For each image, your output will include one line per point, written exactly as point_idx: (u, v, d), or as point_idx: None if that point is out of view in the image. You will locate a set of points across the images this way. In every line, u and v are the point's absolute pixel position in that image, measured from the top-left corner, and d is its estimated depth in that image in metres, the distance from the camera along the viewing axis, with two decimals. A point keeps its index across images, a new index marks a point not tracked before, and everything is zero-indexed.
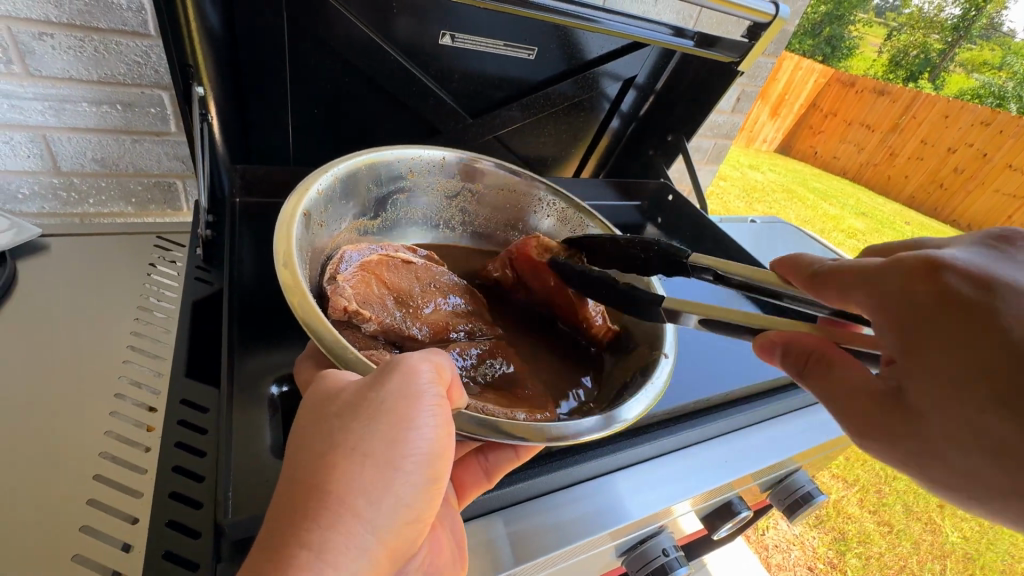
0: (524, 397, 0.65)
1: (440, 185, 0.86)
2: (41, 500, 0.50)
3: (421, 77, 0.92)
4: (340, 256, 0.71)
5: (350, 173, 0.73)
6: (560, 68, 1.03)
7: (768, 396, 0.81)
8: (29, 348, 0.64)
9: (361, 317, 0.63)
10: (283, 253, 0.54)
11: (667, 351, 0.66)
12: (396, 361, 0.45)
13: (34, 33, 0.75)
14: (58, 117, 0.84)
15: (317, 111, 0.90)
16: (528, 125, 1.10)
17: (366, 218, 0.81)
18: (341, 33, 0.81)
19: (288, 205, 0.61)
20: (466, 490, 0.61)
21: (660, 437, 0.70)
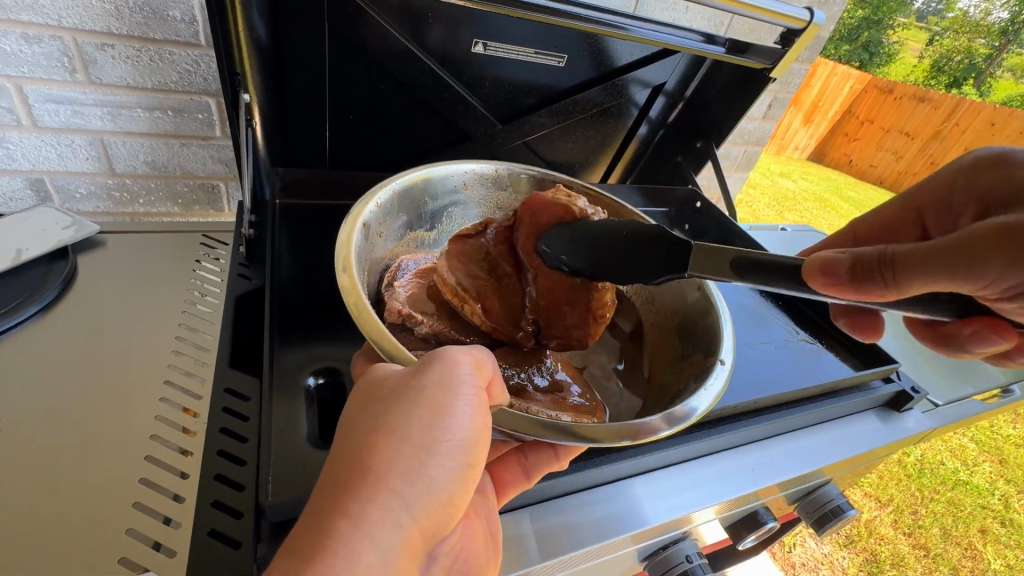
0: (571, 404, 0.65)
1: (495, 198, 0.85)
2: (96, 479, 0.54)
3: (453, 84, 0.95)
4: (398, 266, 0.75)
5: (408, 188, 0.75)
6: (589, 75, 1.04)
7: (798, 406, 0.79)
8: (89, 338, 0.68)
9: (413, 320, 0.67)
10: (343, 259, 0.57)
11: (724, 357, 0.63)
12: (438, 354, 0.49)
13: (97, 44, 0.81)
14: (115, 122, 0.89)
15: (352, 116, 0.93)
16: (557, 132, 1.12)
17: (421, 229, 0.82)
18: (377, 42, 0.84)
19: (342, 232, 0.61)
20: (505, 487, 0.62)
21: (684, 444, 0.70)
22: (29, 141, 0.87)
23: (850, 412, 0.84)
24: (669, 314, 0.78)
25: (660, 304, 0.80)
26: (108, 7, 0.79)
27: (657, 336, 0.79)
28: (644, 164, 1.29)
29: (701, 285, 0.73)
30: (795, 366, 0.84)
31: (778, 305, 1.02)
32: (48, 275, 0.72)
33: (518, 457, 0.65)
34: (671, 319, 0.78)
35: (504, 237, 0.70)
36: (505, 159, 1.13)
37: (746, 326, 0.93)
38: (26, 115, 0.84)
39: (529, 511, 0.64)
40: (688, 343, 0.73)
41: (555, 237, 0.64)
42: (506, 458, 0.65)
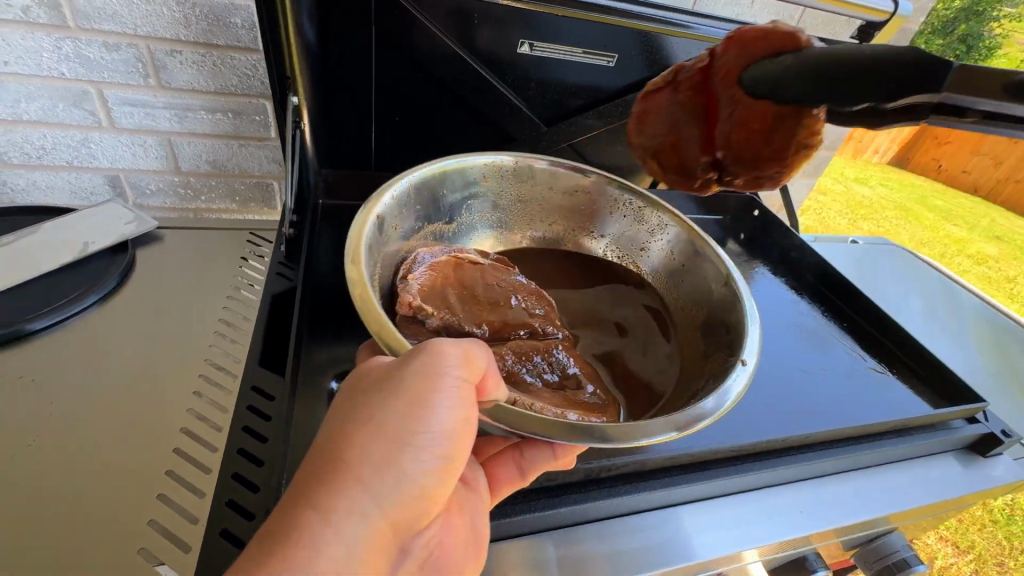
0: (582, 401, 0.59)
1: (515, 190, 0.84)
2: (127, 469, 0.57)
3: (498, 85, 0.93)
4: (414, 258, 0.70)
5: (426, 180, 0.74)
6: (647, 73, 0.98)
7: (861, 444, 0.71)
8: (139, 328, 0.72)
9: (425, 313, 0.61)
10: (353, 250, 0.56)
11: (746, 357, 0.58)
12: (423, 345, 0.47)
13: (167, 50, 0.87)
14: (181, 123, 0.95)
15: (398, 118, 0.94)
16: (608, 134, 1.07)
17: (440, 222, 0.79)
18: (425, 45, 0.85)
19: (353, 231, 0.59)
20: (497, 485, 0.60)
21: (724, 476, 0.64)
22: (108, 141, 0.94)
23: (928, 453, 0.75)
24: (693, 308, 0.75)
25: (682, 300, 0.78)
26: (177, 16, 0.84)
27: (678, 330, 0.76)
28: None
29: (727, 280, 0.69)
30: (852, 400, 0.77)
31: (844, 328, 0.93)
32: (109, 268, 0.77)
33: (515, 453, 0.63)
34: (695, 314, 0.74)
35: (696, 81, 0.61)
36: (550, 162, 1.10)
37: (801, 348, 0.86)
38: (105, 117, 0.91)
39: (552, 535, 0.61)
40: (713, 340, 0.68)
41: (770, 65, 0.52)
42: (503, 453, 0.64)
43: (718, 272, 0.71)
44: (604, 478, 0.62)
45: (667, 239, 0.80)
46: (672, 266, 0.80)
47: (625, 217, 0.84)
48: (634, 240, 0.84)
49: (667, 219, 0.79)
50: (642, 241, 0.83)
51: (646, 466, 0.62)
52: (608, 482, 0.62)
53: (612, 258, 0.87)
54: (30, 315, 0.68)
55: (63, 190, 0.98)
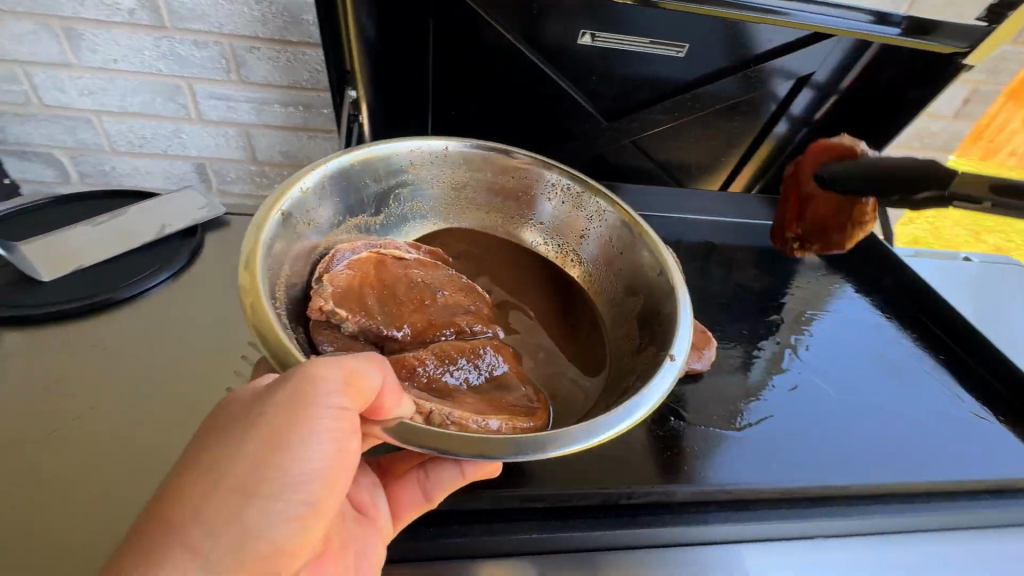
0: (509, 404, 0.55)
1: (448, 178, 0.77)
2: (170, 441, 0.63)
3: (557, 79, 0.90)
4: (333, 254, 0.64)
5: (342, 171, 0.67)
6: (727, 62, 0.91)
7: (914, 501, 0.67)
8: (200, 308, 0.79)
9: (338, 317, 0.56)
10: (248, 253, 0.52)
11: (674, 352, 0.54)
12: (301, 369, 0.41)
13: (247, 47, 0.93)
14: (259, 115, 1.01)
15: (455, 112, 0.94)
16: (675, 130, 1.01)
17: (364, 215, 0.72)
18: (482, 38, 0.84)
19: (247, 238, 0.53)
20: (401, 511, 0.55)
21: (755, 525, 0.62)
22: (198, 132, 1.03)
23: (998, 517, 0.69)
24: (628, 298, 0.70)
25: (619, 291, 0.72)
26: (256, 14, 0.89)
27: (614, 325, 0.71)
28: (771, 175, 1.13)
29: (661, 267, 0.65)
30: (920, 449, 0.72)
31: (941, 360, 0.89)
32: (182, 248, 0.84)
33: (418, 476, 0.56)
34: (630, 305, 0.69)
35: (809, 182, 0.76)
36: (609, 159, 1.05)
37: (889, 386, 0.81)
38: (195, 110, 1.00)
39: (572, 556, 0.59)
40: (646, 332, 0.64)
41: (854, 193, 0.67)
42: (405, 475, 0.57)
43: (654, 261, 0.66)
44: (622, 510, 0.60)
45: (604, 227, 0.74)
46: (608, 254, 0.74)
47: (560, 204, 0.77)
48: (572, 229, 0.77)
49: (604, 206, 0.73)
50: (579, 229, 0.77)
51: (672, 498, 0.61)
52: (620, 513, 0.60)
53: (549, 249, 0.79)
54: (126, 283, 0.76)
55: (159, 176, 1.09)
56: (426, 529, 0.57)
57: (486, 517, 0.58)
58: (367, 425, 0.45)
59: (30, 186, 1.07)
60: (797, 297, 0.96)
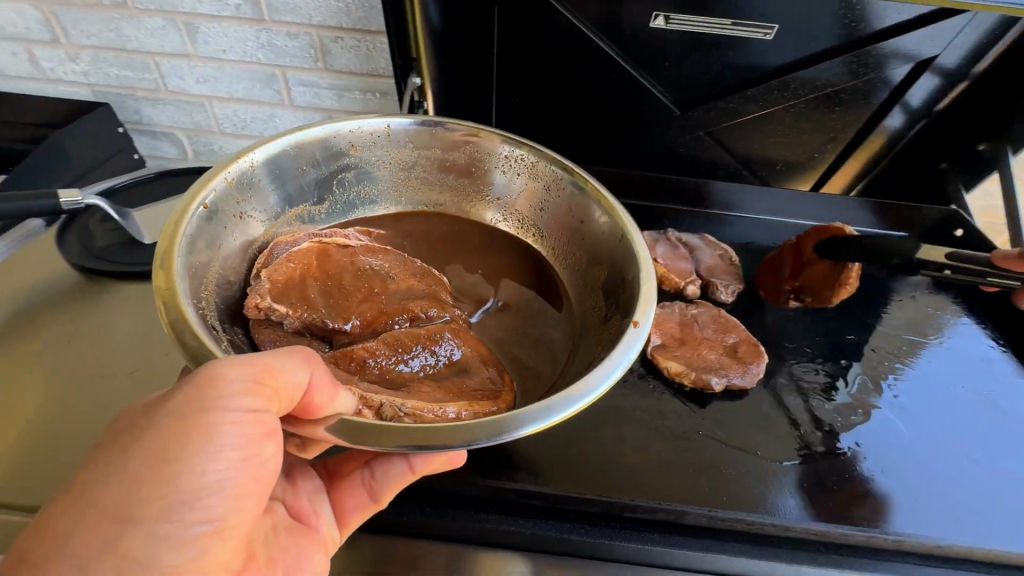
0: (467, 390, 0.53)
1: (395, 159, 0.73)
2: None
3: (627, 66, 0.86)
4: (270, 249, 0.64)
5: (272, 160, 0.65)
6: (829, 44, 0.81)
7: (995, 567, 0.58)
8: None
9: (278, 313, 0.55)
10: (165, 249, 0.50)
11: (638, 318, 0.50)
12: (196, 373, 0.40)
13: (332, 37, 0.99)
14: (341, 101, 1.08)
15: (519, 100, 0.92)
16: (758, 122, 0.91)
17: (305, 203, 0.71)
18: (548, 24, 0.82)
19: (165, 233, 0.52)
20: (348, 513, 0.55)
21: (780, 561, 0.57)
22: (288, 116, 1.13)
23: None
24: (591, 269, 0.66)
25: (583, 264, 0.68)
26: (340, 6, 0.95)
27: (580, 301, 0.67)
28: (874, 177, 0.99)
29: (624, 233, 0.61)
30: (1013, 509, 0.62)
31: None
32: None
33: (363, 476, 0.57)
34: (594, 276, 0.65)
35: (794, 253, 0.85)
36: (681, 150, 0.97)
37: (986, 436, 0.69)
38: (287, 96, 1.09)
39: (568, 560, 0.58)
40: (613, 303, 0.60)
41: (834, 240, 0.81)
42: (349, 476, 0.58)
43: (615, 227, 0.63)
44: (625, 519, 0.58)
45: (562, 197, 0.70)
46: (568, 223, 0.70)
47: (515, 176, 0.73)
48: (529, 201, 0.74)
49: (560, 173, 0.69)
50: (536, 200, 0.73)
51: (682, 520, 0.57)
52: (619, 520, 0.58)
53: (512, 226, 0.75)
54: None
55: None
56: (433, 509, 0.58)
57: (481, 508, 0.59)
58: (309, 427, 0.43)
59: (156, 162, 1.24)
60: (893, 323, 0.83)
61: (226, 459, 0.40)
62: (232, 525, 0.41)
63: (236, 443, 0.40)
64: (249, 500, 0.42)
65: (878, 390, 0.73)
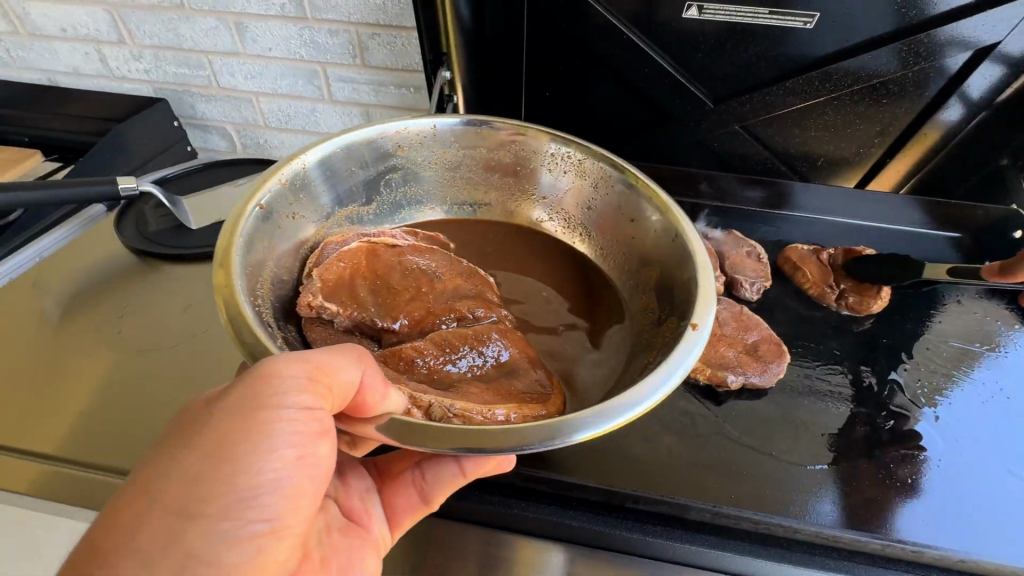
0: (515, 392, 0.54)
1: (441, 159, 0.76)
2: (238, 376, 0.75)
3: (658, 57, 0.84)
4: (320, 249, 0.67)
5: (324, 161, 0.68)
6: (881, 31, 0.76)
7: None
8: None
9: (328, 312, 0.58)
10: (222, 249, 0.53)
11: (697, 321, 0.50)
12: (255, 371, 0.41)
13: (370, 34, 1.02)
14: (378, 96, 1.12)
15: (548, 94, 0.92)
16: (798, 115, 0.87)
17: (355, 204, 0.74)
18: (579, 17, 0.82)
19: (224, 235, 0.55)
20: (401, 516, 0.57)
21: (788, 562, 0.55)
22: (328, 111, 1.17)
23: None
24: (643, 269, 0.67)
25: (634, 264, 0.69)
26: (377, 4, 0.98)
27: (631, 300, 0.68)
28: (931, 171, 0.92)
29: (677, 232, 0.61)
30: None
31: None
32: None
33: (415, 476, 0.59)
34: (646, 276, 0.66)
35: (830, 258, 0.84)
36: (715, 145, 0.94)
37: None
38: (327, 92, 1.14)
39: (571, 547, 0.59)
40: (665, 304, 0.60)
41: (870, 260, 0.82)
42: (400, 477, 0.59)
43: (667, 226, 0.63)
44: (627, 512, 0.58)
45: (610, 196, 0.71)
46: (617, 222, 0.71)
47: (562, 175, 0.74)
48: (576, 200, 0.75)
49: (608, 170, 0.69)
50: (582, 199, 0.74)
51: (685, 515, 0.57)
52: (620, 510, 0.59)
53: (557, 225, 0.77)
54: None
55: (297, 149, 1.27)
56: None
57: (485, 492, 0.60)
58: (359, 426, 0.44)
59: (206, 153, 1.32)
60: (938, 330, 0.78)
61: (282, 454, 0.41)
62: (291, 516, 0.43)
63: (291, 441, 0.42)
64: (301, 502, 0.43)
65: (915, 399, 0.69)
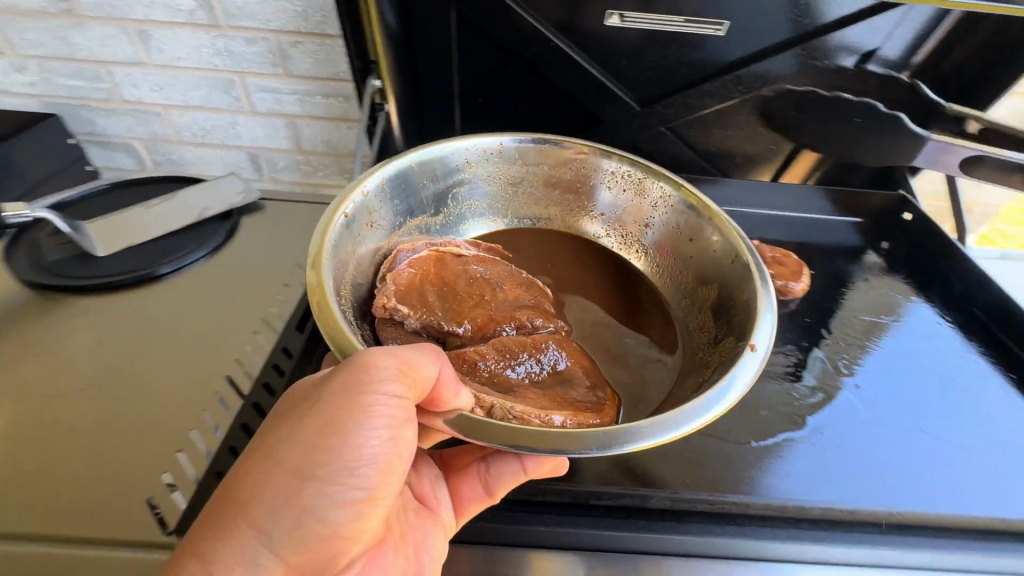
0: (571, 400, 0.56)
1: (505, 174, 0.79)
2: (155, 422, 0.68)
3: (587, 64, 0.87)
4: (393, 256, 0.68)
5: (399, 173, 0.70)
6: (782, 37, 0.83)
7: (947, 534, 0.60)
8: (219, 289, 0.85)
9: (400, 314, 0.60)
10: (315, 252, 0.55)
11: (756, 343, 0.53)
12: (354, 356, 0.45)
13: (291, 42, 0.98)
14: (304, 106, 1.07)
15: (482, 100, 0.93)
16: (716, 115, 0.93)
17: (424, 215, 0.75)
18: (507, 24, 0.82)
19: (315, 237, 0.57)
20: (466, 505, 0.59)
21: (743, 537, 0.58)
22: (250, 124, 1.11)
23: None
24: (700, 288, 0.69)
25: (690, 280, 0.71)
26: (298, 11, 0.94)
27: (686, 316, 0.70)
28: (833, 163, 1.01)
29: (737, 254, 0.64)
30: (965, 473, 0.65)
31: (1010, 378, 0.79)
32: (215, 228, 0.92)
33: (480, 468, 0.61)
34: (704, 296, 0.68)
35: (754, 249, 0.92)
36: (644, 147, 0.99)
37: (938, 408, 0.72)
38: (248, 102, 1.07)
39: (539, 551, 0.59)
40: (721, 323, 0.63)
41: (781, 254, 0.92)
42: (467, 469, 0.63)
43: (728, 248, 0.65)
44: (594, 507, 0.60)
45: (670, 213, 0.73)
46: (677, 242, 0.73)
47: (621, 192, 0.77)
48: (635, 218, 0.77)
49: (669, 189, 0.73)
50: (643, 217, 0.77)
51: (646, 504, 0.59)
52: (585, 506, 0.60)
53: (613, 240, 0.80)
54: (165, 259, 0.85)
55: (218, 164, 1.19)
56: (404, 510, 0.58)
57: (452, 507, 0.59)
58: (428, 417, 0.48)
59: (112, 172, 1.20)
60: (852, 306, 0.86)
61: (379, 433, 0.45)
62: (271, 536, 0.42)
63: (384, 423, 0.45)
64: (389, 482, 0.47)
65: (838, 370, 0.76)
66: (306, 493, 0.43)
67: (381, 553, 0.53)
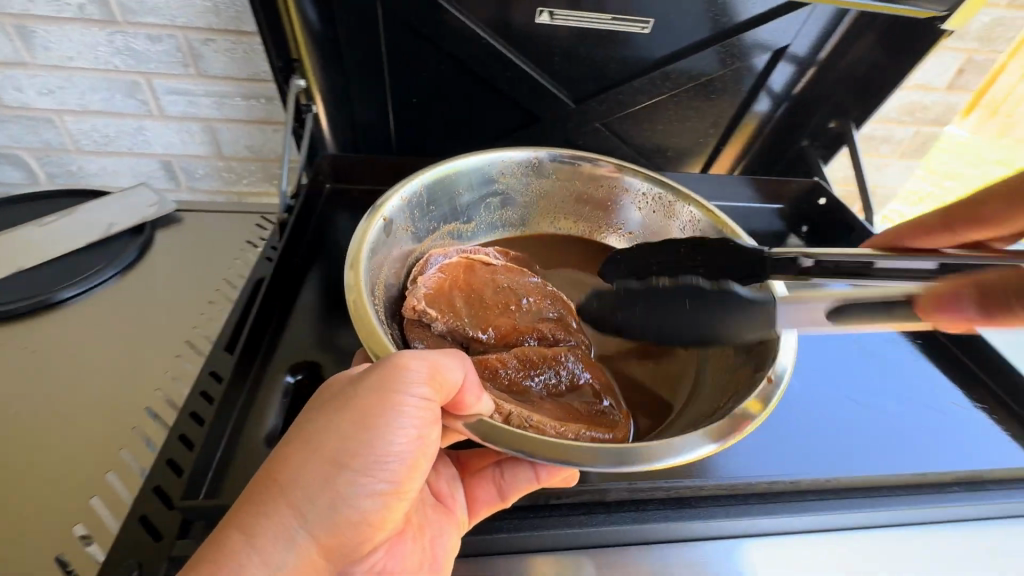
0: (592, 412, 0.60)
1: (537, 187, 0.81)
2: (69, 466, 0.64)
3: (520, 62, 0.87)
4: (426, 260, 0.73)
5: (439, 181, 0.74)
6: (701, 36, 0.87)
7: (880, 497, 0.65)
8: (135, 313, 0.79)
9: (428, 317, 0.64)
10: (354, 252, 0.61)
11: (774, 376, 0.56)
12: (388, 358, 0.48)
13: (202, 40, 0.90)
14: (221, 109, 0.99)
15: (415, 99, 0.90)
16: (646, 111, 0.96)
17: (459, 221, 0.80)
18: (436, 22, 0.80)
19: (354, 240, 0.63)
20: (479, 506, 0.59)
21: (697, 519, 0.60)
22: (160, 129, 1.01)
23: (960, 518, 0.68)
24: None
25: None
26: (207, 6, 0.87)
27: None
28: (754, 154, 1.08)
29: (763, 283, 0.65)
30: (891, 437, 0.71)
31: None
32: (125, 245, 0.84)
33: (496, 472, 0.62)
34: None
35: None
36: (580, 143, 1.00)
37: (885, 385, 0.77)
38: (155, 106, 0.98)
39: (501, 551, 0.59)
40: None
41: None
42: (484, 471, 0.63)
43: None
44: (556, 506, 0.59)
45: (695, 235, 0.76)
46: None
47: (650, 212, 0.80)
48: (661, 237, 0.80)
49: (696, 213, 0.75)
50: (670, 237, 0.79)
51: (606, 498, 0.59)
52: (547, 504, 0.59)
53: None
54: (65, 283, 0.77)
55: (126, 174, 1.08)
56: None
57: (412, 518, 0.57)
58: (450, 419, 0.50)
59: None
60: None
61: (406, 431, 0.47)
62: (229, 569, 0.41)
63: (411, 421, 0.47)
64: (413, 477, 0.49)
65: None
66: (341, 481, 0.45)
67: (400, 544, 0.54)
